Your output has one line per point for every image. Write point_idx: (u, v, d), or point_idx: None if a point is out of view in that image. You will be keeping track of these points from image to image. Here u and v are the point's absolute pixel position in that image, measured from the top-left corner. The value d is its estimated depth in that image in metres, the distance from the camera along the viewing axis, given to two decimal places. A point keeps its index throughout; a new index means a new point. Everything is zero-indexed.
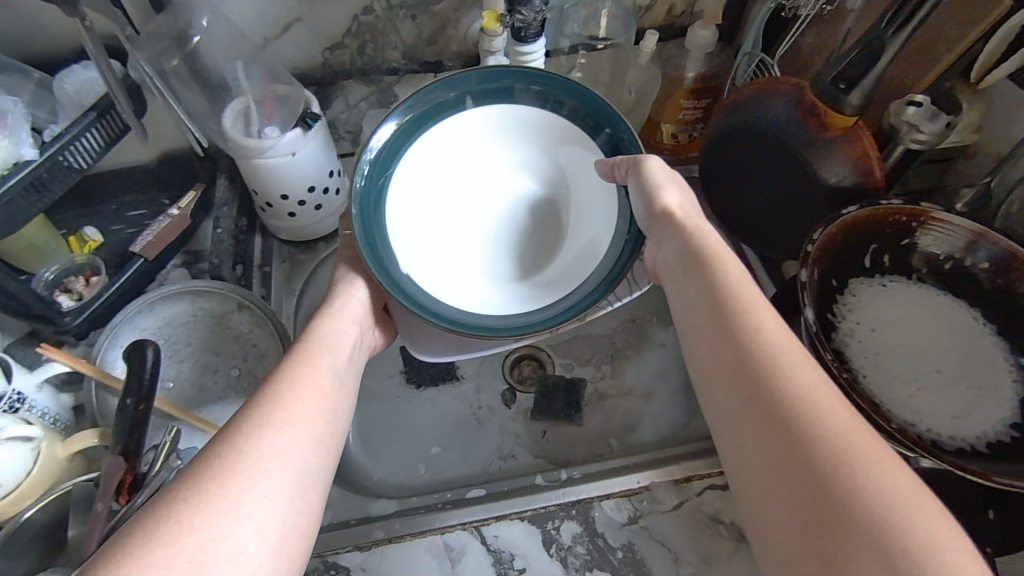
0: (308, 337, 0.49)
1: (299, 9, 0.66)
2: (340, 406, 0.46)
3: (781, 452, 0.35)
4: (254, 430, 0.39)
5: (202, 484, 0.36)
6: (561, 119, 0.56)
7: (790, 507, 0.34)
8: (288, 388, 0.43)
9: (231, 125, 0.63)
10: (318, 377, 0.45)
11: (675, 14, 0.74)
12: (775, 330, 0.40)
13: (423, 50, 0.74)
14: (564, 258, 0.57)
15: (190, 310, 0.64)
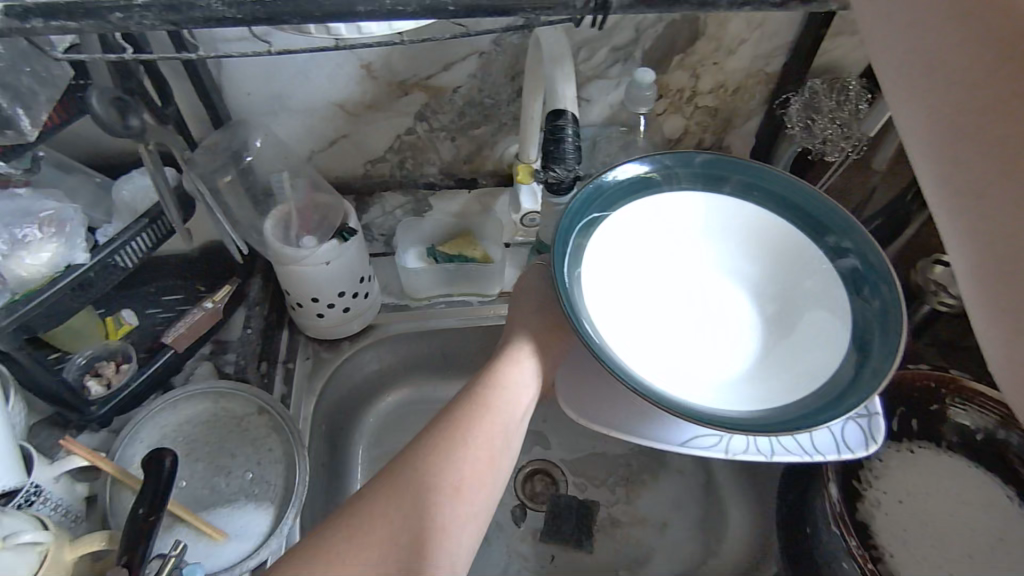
0: (497, 385, 0.52)
1: (347, 127, 0.71)
2: (503, 465, 0.50)
3: None
4: (428, 506, 0.44)
5: (374, 550, 0.42)
6: (796, 237, 0.52)
7: None
8: (466, 455, 0.47)
9: (271, 232, 0.66)
10: (489, 437, 0.49)
11: (702, 148, 0.78)
12: None
13: (460, 167, 0.78)
14: (777, 371, 0.48)
15: (212, 410, 0.65)
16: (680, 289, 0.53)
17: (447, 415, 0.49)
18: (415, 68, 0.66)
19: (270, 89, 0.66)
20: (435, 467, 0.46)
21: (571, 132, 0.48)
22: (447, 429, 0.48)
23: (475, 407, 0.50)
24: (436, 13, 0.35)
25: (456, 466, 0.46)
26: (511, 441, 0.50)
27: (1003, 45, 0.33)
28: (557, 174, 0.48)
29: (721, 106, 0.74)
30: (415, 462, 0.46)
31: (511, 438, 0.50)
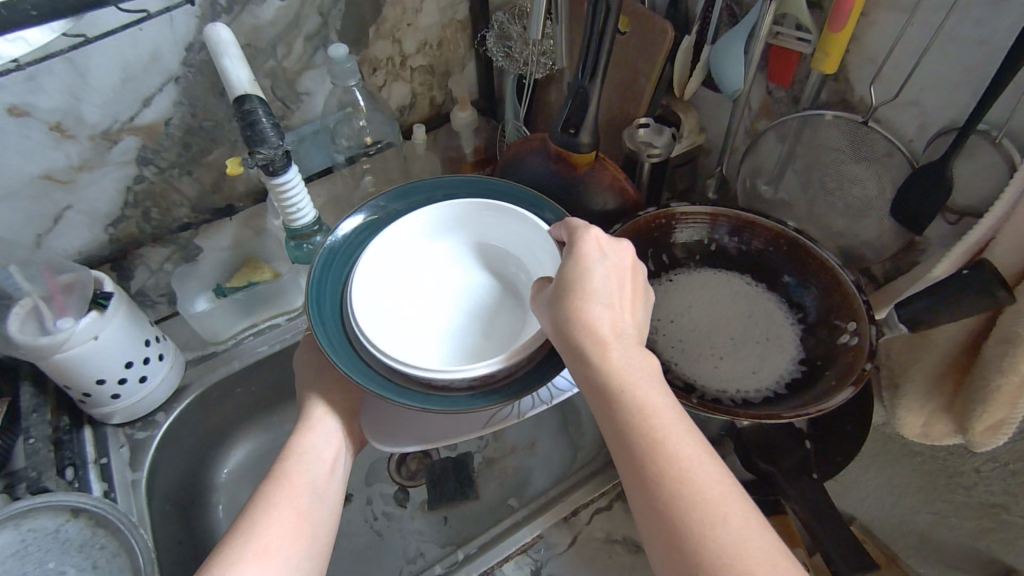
0: (288, 456, 0.55)
1: (66, 196, 0.66)
2: (316, 520, 0.51)
3: (635, 475, 0.39)
4: (230, 563, 0.44)
5: None
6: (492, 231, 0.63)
7: (652, 518, 0.37)
8: (265, 515, 0.49)
9: (21, 330, 0.61)
10: (292, 501, 0.50)
11: (436, 105, 0.83)
12: (655, 412, 0.40)
13: (212, 198, 0.76)
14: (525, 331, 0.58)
15: (18, 536, 0.57)
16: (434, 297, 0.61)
17: (249, 502, 0.50)
18: (111, 112, 0.63)
19: None
20: (251, 540, 0.46)
21: (262, 113, 0.49)
22: (254, 510, 0.49)
23: (271, 485, 0.52)
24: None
25: (267, 534, 0.47)
26: (318, 501, 0.52)
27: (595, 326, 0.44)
28: (266, 155, 0.50)
29: (433, 62, 0.78)
30: (231, 544, 0.46)
31: (319, 495, 0.53)
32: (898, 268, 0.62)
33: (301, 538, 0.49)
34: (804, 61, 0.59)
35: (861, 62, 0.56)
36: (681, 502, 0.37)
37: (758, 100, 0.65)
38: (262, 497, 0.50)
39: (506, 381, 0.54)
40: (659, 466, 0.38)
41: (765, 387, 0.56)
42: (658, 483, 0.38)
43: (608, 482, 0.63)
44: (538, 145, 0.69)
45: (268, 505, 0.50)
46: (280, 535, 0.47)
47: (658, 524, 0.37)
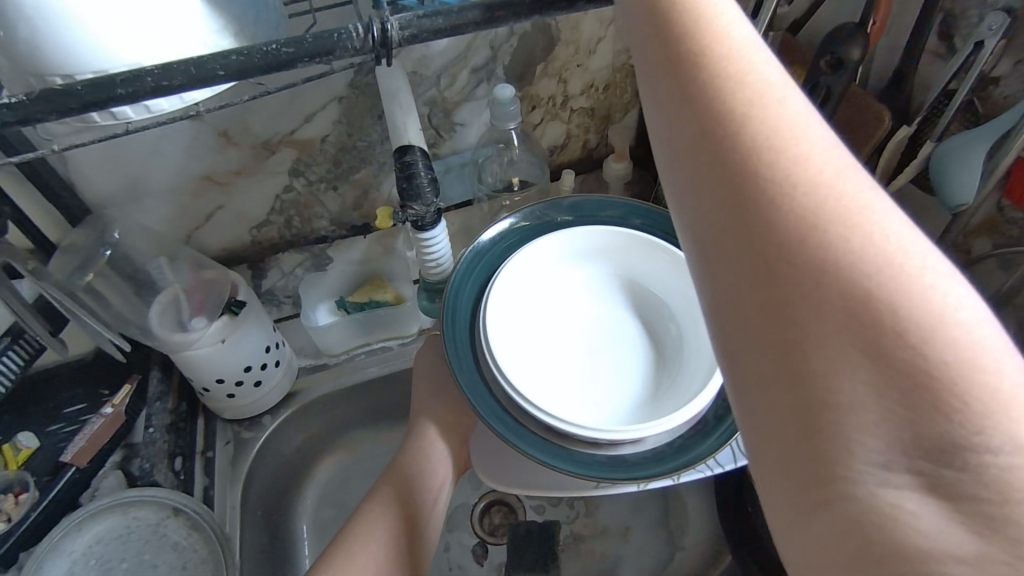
0: (392, 476, 0.59)
1: (220, 198, 0.67)
2: (407, 558, 0.55)
3: (751, 256, 0.26)
4: None
5: None
6: (654, 265, 0.57)
7: (760, 329, 0.26)
8: (362, 554, 0.53)
9: (159, 321, 0.63)
10: (398, 515, 0.56)
11: (590, 147, 0.78)
12: (792, 146, 0.26)
13: (351, 214, 0.76)
14: (669, 394, 0.52)
15: (124, 522, 0.60)
16: (574, 320, 0.56)
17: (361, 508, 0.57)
18: (274, 125, 0.63)
19: (125, 176, 0.62)
20: (357, 554, 0.53)
21: (422, 165, 0.46)
22: (366, 519, 0.56)
23: (384, 491, 0.58)
24: (210, 81, 0.33)
25: (372, 546, 0.54)
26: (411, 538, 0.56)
27: (716, 41, 0.29)
28: (417, 211, 0.47)
29: (596, 105, 0.73)
30: (341, 556, 0.53)
31: (422, 510, 0.58)
32: None
33: (401, 558, 0.55)
34: None
35: None
36: (828, 297, 0.24)
37: (983, 214, 0.54)
38: (375, 504, 0.57)
39: (638, 455, 0.49)
40: (795, 245, 0.25)
41: None
42: (789, 271, 0.25)
43: None
44: None
45: (376, 519, 0.56)
46: (382, 556, 0.54)
47: (773, 338, 0.25)
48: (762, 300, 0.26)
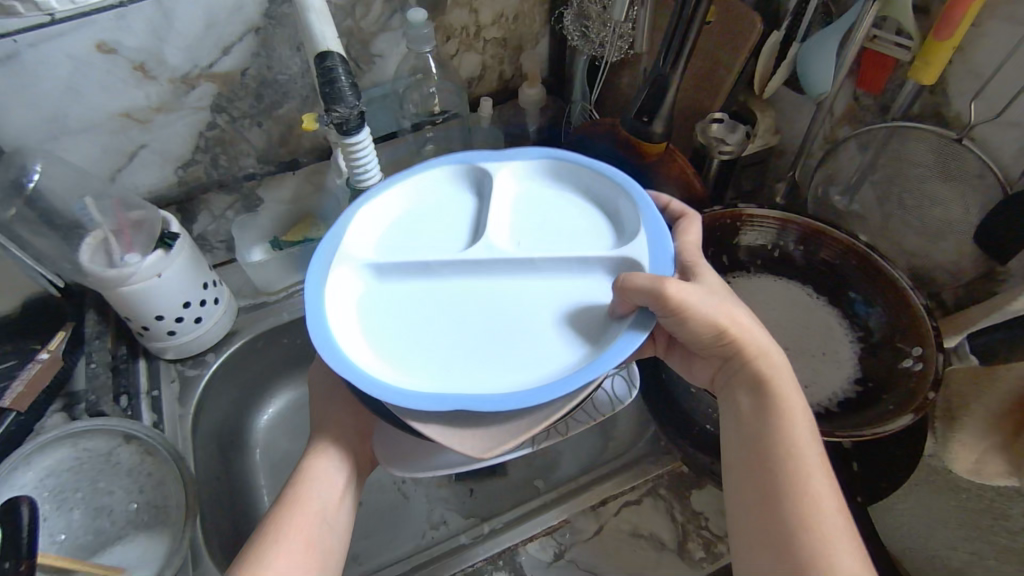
0: (299, 479, 0.54)
1: (141, 136, 0.68)
2: (325, 549, 0.50)
3: (762, 489, 0.43)
4: None
5: None
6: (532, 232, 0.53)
7: (760, 497, 0.43)
8: (270, 543, 0.48)
9: (90, 260, 0.63)
10: (302, 531, 0.49)
11: (505, 78, 0.82)
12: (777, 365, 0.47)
13: (277, 151, 0.77)
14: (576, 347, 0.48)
15: (74, 454, 0.61)
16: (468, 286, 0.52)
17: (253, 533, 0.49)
18: (192, 57, 0.64)
19: (40, 113, 0.61)
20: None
21: (342, 70, 0.50)
22: (264, 544, 0.48)
23: (281, 511, 0.51)
24: None
25: (277, 567, 0.46)
26: (328, 524, 0.52)
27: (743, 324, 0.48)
28: (341, 114, 0.50)
29: (508, 36, 0.77)
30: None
31: (329, 523, 0.52)
32: (971, 296, 0.59)
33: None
34: (899, 68, 0.57)
35: (962, 75, 0.53)
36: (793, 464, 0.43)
37: (844, 105, 0.63)
38: (274, 526, 0.49)
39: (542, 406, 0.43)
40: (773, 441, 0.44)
41: (818, 403, 0.55)
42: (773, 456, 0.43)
43: (639, 477, 0.64)
44: (607, 129, 0.66)
45: (278, 539, 0.48)
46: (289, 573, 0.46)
47: (759, 487, 0.43)
48: (758, 483, 0.43)
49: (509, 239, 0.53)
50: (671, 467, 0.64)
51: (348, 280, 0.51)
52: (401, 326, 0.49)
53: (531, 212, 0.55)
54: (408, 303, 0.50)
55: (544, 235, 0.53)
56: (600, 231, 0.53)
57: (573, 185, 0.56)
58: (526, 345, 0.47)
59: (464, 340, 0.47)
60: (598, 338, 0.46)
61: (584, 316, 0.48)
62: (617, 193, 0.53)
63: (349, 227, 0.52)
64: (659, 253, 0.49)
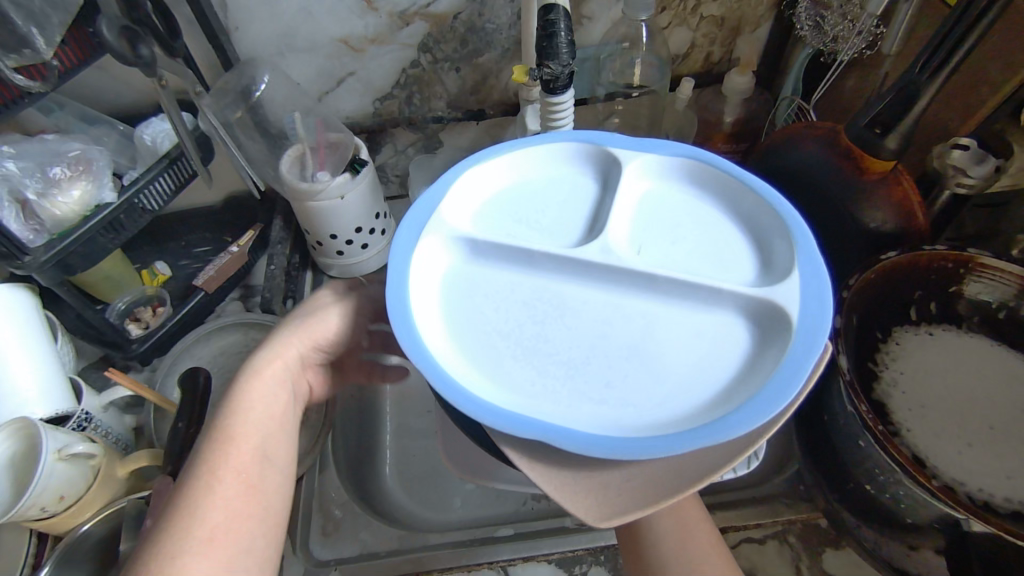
0: (228, 408, 0.44)
1: (352, 64, 0.72)
2: (271, 478, 0.43)
3: None
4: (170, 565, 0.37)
5: None
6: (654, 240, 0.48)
7: None
8: (200, 494, 0.40)
9: (287, 170, 0.68)
10: (239, 473, 0.42)
11: (712, 61, 0.76)
12: None
13: (467, 99, 0.79)
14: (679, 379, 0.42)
15: (244, 340, 0.70)
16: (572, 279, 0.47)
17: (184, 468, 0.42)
18: None
19: (275, 29, 0.67)
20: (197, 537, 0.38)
21: (563, 24, 0.48)
22: (200, 487, 0.40)
23: (223, 444, 0.43)
24: None
25: (211, 518, 0.39)
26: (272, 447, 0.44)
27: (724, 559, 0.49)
28: (552, 70, 0.49)
29: (727, 15, 0.71)
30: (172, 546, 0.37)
31: (270, 441, 0.44)
32: None
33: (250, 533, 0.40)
34: None
35: None
36: None
37: None
38: (211, 466, 0.41)
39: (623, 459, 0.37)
40: None
41: (1019, 499, 0.46)
42: None
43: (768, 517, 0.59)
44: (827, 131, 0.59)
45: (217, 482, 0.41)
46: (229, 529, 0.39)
47: None
48: None
49: (626, 241, 0.47)
50: (807, 516, 0.59)
51: (434, 253, 0.47)
52: (481, 321, 0.44)
53: (660, 211, 0.49)
54: (490, 292, 0.46)
55: (667, 239, 0.48)
56: (741, 258, 0.46)
57: (715, 199, 0.49)
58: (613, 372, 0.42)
59: (563, 355, 0.42)
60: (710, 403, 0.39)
61: (692, 352, 0.42)
62: (779, 230, 0.46)
63: (446, 198, 0.49)
64: (818, 305, 0.41)
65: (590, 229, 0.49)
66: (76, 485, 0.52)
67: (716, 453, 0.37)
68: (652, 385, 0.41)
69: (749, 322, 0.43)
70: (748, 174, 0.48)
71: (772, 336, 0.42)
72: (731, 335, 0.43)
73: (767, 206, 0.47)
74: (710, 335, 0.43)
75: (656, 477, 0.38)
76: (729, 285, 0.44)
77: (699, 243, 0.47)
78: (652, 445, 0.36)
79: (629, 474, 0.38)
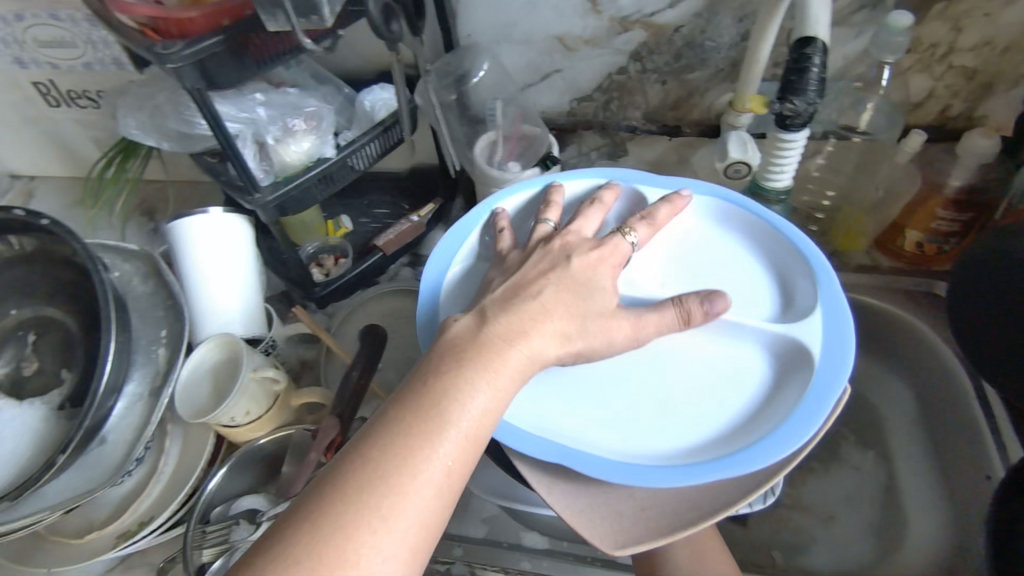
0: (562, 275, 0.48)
1: (562, 62, 0.73)
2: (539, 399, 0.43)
3: None
4: (391, 437, 0.38)
5: (331, 508, 0.35)
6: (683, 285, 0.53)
7: None
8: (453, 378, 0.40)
9: (480, 153, 0.70)
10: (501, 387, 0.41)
11: (948, 115, 0.70)
12: None
13: (665, 113, 0.77)
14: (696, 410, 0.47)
15: (410, 307, 0.74)
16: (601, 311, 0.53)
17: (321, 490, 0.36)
18: (641, 3, 0.66)
19: (500, 19, 0.69)
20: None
21: (818, 61, 0.45)
22: (323, 518, 0.35)
23: (399, 445, 0.37)
24: None
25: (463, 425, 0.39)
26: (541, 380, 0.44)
27: None
28: (793, 107, 0.46)
29: (981, 67, 0.64)
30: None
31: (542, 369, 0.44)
32: None
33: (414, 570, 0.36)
34: None
35: None
36: None
37: None
38: (360, 486, 0.36)
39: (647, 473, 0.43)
40: None
41: None
42: None
43: None
44: None
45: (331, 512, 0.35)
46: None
47: None
48: None
49: (651, 278, 0.53)
50: None
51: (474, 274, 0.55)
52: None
53: (687, 251, 0.55)
54: None
55: (697, 282, 0.53)
56: (766, 297, 0.52)
57: (742, 236, 0.55)
58: (625, 395, 0.48)
59: (585, 383, 0.49)
60: (726, 441, 0.44)
61: (708, 392, 0.48)
62: (800, 269, 0.52)
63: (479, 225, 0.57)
64: (836, 347, 0.46)
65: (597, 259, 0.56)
66: (259, 406, 0.57)
67: (734, 487, 0.42)
68: (672, 407, 0.47)
69: (773, 363, 0.49)
70: (770, 213, 0.54)
71: (791, 377, 0.47)
72: (757, 376, 0.49)
73: (782, 248, 0.53)
74: (732, 374, 0.49)
75: (674, 501, 0.43)
76: (754, 322, 0.50)
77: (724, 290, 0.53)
78: (669, 474, 0.42)
79: (656, 502, 0.44)
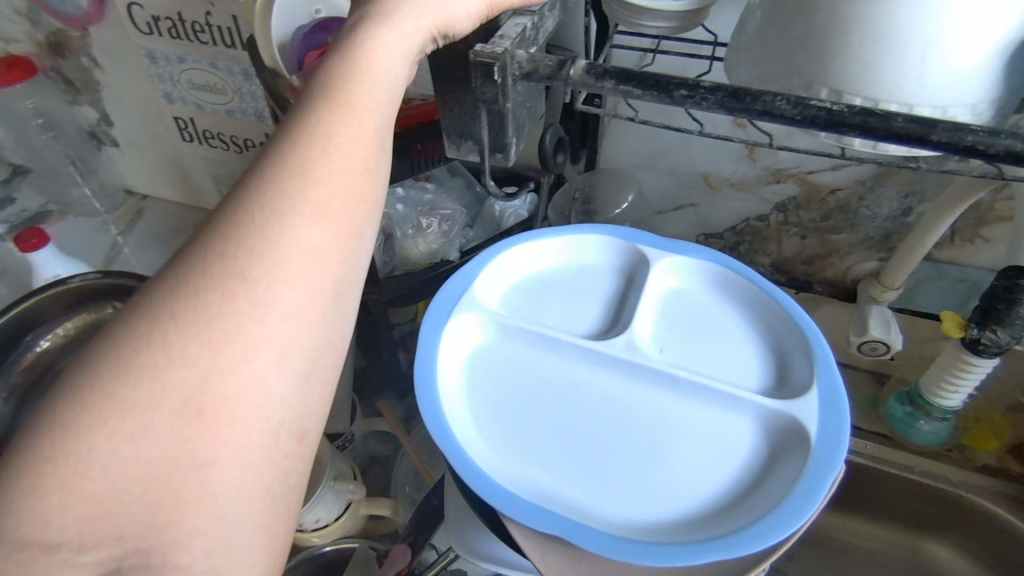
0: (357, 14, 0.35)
1: (700, 198, 0.71)
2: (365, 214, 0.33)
3: None
4: (206, 300, 0.28)
5: (123, 411, 0.26)
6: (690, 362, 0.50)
7: None
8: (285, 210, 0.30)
9: None
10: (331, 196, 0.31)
11: None
12: None
13: (796, 266, 0.73)
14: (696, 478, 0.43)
15: None
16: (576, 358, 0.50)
17: (143, 326, 0.28)
18: (803, 160, 0.63)
19: (647, 147, 0.68)
20: (172, 510, 0.26)
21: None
22: (100, 496, 0.25)
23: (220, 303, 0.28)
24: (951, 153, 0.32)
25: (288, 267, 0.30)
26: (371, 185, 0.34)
27: None
28: (995, 339, 0.49)
29: None
30: (155, 518, 0.26)
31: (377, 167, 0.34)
32: None
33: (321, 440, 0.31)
34: None
35: None
36: None
37: None
38: (126, 403, 0.26)
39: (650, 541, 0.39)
40: None
41: None
42: None
43: None
44: None
45: (174, 368, 0.27)
46: (253, 477, 0.28)
47: None
48: None
49: (650, 339, 0.51)
50: None
51: (474, 329, 0.52)
52: (508, 397, 0.48)
53: (685, 320, 0.53)
54: (525, 363, 0.50)
55: (691, 349, 0.51)
56: (757, 365, 0.50)
57: (737, 300, 0.54)
58: (611, 446, 0.45)
59: (549, 422, 0.46)
60: (722, 516, 0.41)
61: (705, 457, 0.44)
62: (800, 348, 0.50)
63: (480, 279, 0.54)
64: (833, 431, 0.44)
65: (615, 325, 0.53)
66: (333, 516, 0.60)
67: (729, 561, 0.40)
68: (660, 473, 0.43)
69: (767, 437, 0.46)
70: (769, 284, 0.53)
71: (788, 456, 0.45)
72: (744, 447, 0.46)
73: (782, 323, 0.52)
74: (719, 443, 0.46)
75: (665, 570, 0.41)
76: (750, 395, 0.47)
77: (726, 368, 0.49)
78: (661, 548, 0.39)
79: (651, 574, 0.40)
